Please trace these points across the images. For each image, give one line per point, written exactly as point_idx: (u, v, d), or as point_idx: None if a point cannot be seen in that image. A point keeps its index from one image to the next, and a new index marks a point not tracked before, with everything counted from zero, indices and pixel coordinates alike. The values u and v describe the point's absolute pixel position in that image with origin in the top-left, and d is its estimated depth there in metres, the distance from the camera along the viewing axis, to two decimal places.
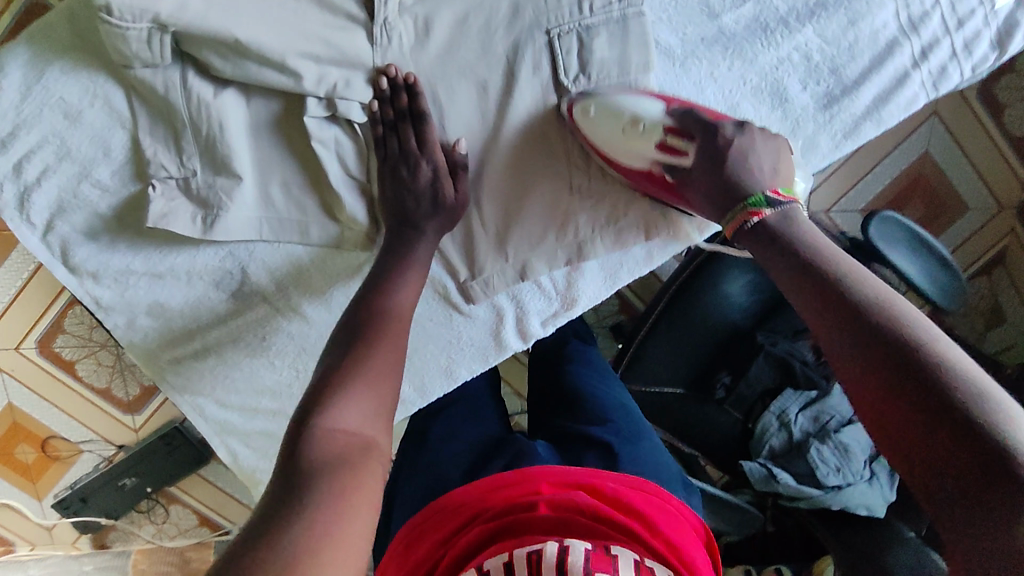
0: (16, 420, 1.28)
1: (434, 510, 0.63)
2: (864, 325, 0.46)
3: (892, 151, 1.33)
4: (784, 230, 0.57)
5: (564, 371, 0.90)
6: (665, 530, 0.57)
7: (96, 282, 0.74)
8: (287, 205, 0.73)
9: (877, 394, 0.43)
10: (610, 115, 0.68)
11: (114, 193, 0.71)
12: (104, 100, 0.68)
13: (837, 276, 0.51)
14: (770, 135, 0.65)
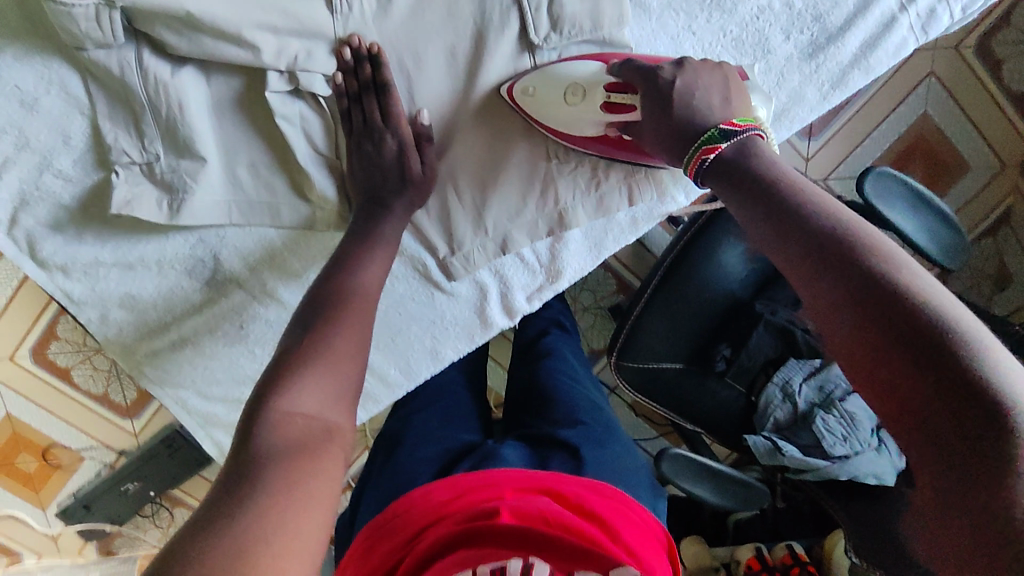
0: (14, 431, 1.27)
1: (404, 507, 0.60)
2: (830, 253, 0.43)
3: (891, 112, 1.29)
4: (746, 163, 0.53)
5: (541, 363, 0.87)
6: (625, 536, 0.57)
7: (65, 276, 0.72)
8: (256, 187, 0.71)
9: (844, 326, 0.40)
10: (551, 84, 0.66)
11: (77, 182, 0.69)
12: (60, 86, 0.65)
13: (798, 203, 0.48)
14: (709, 67, 0.61)
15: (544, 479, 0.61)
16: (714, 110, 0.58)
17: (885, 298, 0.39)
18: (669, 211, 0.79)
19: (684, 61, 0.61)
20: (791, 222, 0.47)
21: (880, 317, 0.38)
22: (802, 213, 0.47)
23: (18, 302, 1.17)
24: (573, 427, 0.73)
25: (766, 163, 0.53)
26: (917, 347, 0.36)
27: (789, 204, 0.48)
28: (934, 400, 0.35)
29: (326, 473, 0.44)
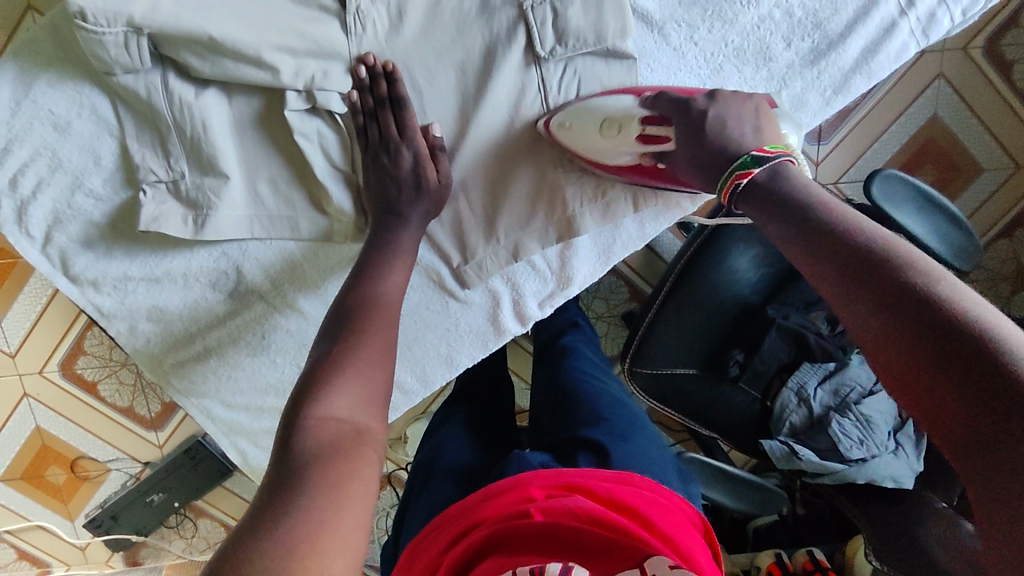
0: (44, 444, 1.31)
1: (433, 525, 0.61)
2: (867, 273, 0.42)
3: (901, 115, 1.29)
4: (779, 186, 0.54)
5: (558, 368, 0.89)
6: (661, 524, 0.58)
7: (96, 290, 0.75)
8: (276, 201, 0.74)
9: (882, 345, 0.39)
10: (586, 116, 0.69)
11: (107, 201, 0.73)
12: (91, 109, 0.69)
13: (835, 224, 0.47)
14: (739, 97, 0.63)
15: (575, 475, 0.62)
16: (747, 137, 0.59)
17: (923, 315, 0.38)
18: (676, 215, 0.80)
19: (716, 92, 0.63)
20: (827, 243, 0.46)
21: (919, 336, 0.37)
22: (837, 233, 0.46)
23: (47, 318, 1.20)
24: (595, 425, 0.74)
25: (800, 186, 0.53)
26: (960, 365, 0.35)
27: (824, 226, 0.48)
28: (979, 419, 0.33)
29: (362, 456, 0.46)
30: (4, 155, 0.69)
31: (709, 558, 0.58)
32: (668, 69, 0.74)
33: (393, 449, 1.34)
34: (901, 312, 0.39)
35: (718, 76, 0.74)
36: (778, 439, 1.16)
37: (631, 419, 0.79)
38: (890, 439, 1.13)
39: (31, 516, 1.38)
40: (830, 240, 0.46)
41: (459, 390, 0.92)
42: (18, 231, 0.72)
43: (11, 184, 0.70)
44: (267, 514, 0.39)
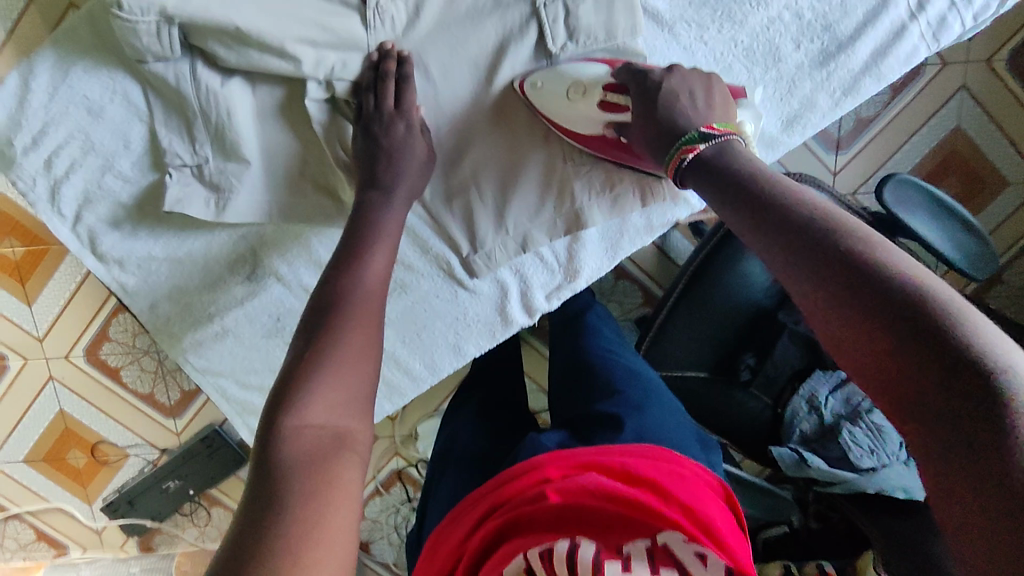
0: (66, 427, 1.35)
1: (457, 513, 0.65)
2: (812, 242, 0.45)
3: (922, 126, 1.29)
4: (718, 159, 0.56)
5: (578, 349, 0.93)
6: (680, 495, 0.59)
7: (122, 268, 0.79)
8: (295, 188, 0.77)
9: (826, 306, 0.43)
10: (556, 81, 0.70)
11: (135, 183, 0.76)
12: (123, 95, 0.72)
13: (779, 194, 0.50)
14: (694, 74, 0.66)
15: (583, 455, 0.64)
16: (695, 112, 0.62)
17: (875, 283, 0.40)
18: (680, 213, 0.82)
19: (674, 64, 0.66)
20: (770, 213, 0.49)
21: (873, 305, 0.40)
22: (781, 203, 0.49)
23: (75, 304, 1.24)
24: (611, 398, 0.78)
25: (744, 158, 0.55)
26: (913, 331, 0.37)
27: (769, 198, 0.50)
28: (938, 384, 0.35)
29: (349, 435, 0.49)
30: (40, 138, 0.72)
31: (729, 523, 0.60)
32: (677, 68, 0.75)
33: (404, 445, 1.36)
34: (851, 281, 0.41)
35: (727, 75, 0.76)
36: (788, 448, 1.14)
37: (648, 386, 0.83)
38: (902, 450, 1.12)
39: (50, 497, 1.42)
40: (774, 209, 0.49)
41: (468, 381, 0.93)
42: (50, 210, 0.76)
43: (46, 165, 0.74)
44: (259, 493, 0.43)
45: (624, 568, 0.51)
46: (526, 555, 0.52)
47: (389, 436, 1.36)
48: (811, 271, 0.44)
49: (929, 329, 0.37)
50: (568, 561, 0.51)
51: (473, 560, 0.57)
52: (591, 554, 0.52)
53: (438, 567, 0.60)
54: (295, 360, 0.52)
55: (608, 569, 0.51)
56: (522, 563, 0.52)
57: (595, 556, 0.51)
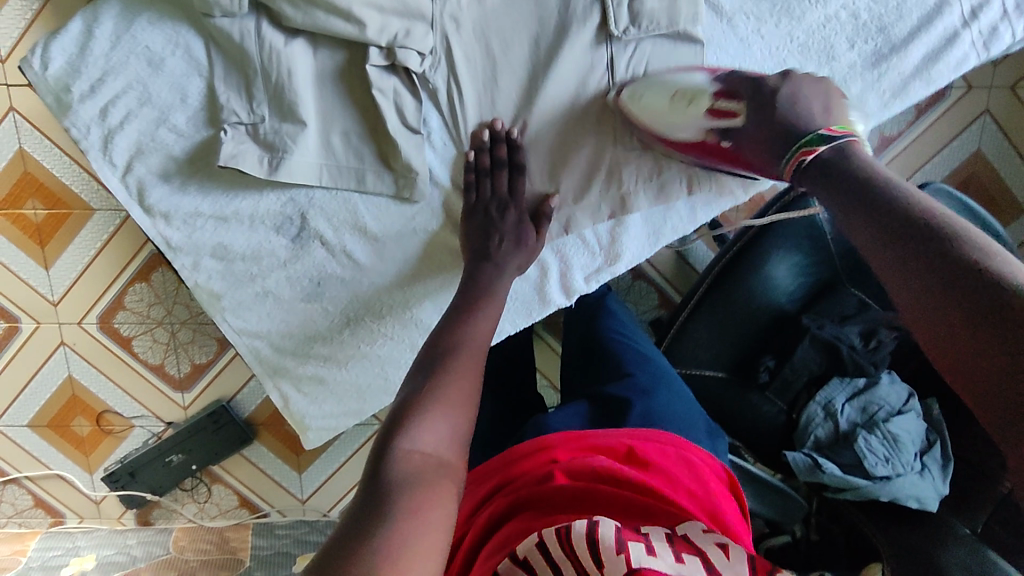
0: (74, 394, 1.32)
1: (467, 484, 0.65)
2: (928, 247, 0.44)
3: (946, 146, 1.29)
4: (838, 162, 0.56)
5: (595, 332, 0.94)
6: (686, 481, 0.62)
7: (167, 223, 0.79)
8: (346, 153, 0.77)
9: (924, 301, 0.42)
10: (658, 90, 0.72)
11: (188, 137, 0.76)
12: (185, 49, 0.73)
13: (901, 200, 0.49)
14: (814, 81, 0.65)
15: (588, 438, 0.66)
16: (809, 117, 0.62)
17: (980, 286, 0.40)
18: (726, 205, 0.83)
19: (789, 72, 0.66)
20: (889, 216, 0.48)
21: (979, 310, 0.39)
22: (901, 206, 0.49)
23: (92, 270, 1.21)
24: (620, 381, 0.81)
25: (867, 166, 0.55)
26: (1018, 337, 0.36)
27: (887, 202, 0.50)
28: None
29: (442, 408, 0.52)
30: (98, 86, 0.73)
31: (731, 509, 0.62)
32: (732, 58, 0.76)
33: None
34: (962, 286, 0.40)
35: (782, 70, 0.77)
36: (802, 452, 1.13)
37: (658, 372, 0.84)
38: (916, 460, 1.08)
39: (52, 464, 1.39)
40: (893, 212, 0.48)
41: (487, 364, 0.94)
42: (101, 158, 0.76)
43: (101, 113, 0.74)
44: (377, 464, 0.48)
45: (648, 550, 0.47)
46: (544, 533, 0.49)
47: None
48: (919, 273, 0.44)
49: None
50: (590, 545, 0.47)
51: (479, 537, 0.56)
52: (612, 531, 0.48)
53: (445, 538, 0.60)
54: None
55: (632, 547, 0.47)
56: (535, 541, 0.49)
57: (616, 534, 0.48)
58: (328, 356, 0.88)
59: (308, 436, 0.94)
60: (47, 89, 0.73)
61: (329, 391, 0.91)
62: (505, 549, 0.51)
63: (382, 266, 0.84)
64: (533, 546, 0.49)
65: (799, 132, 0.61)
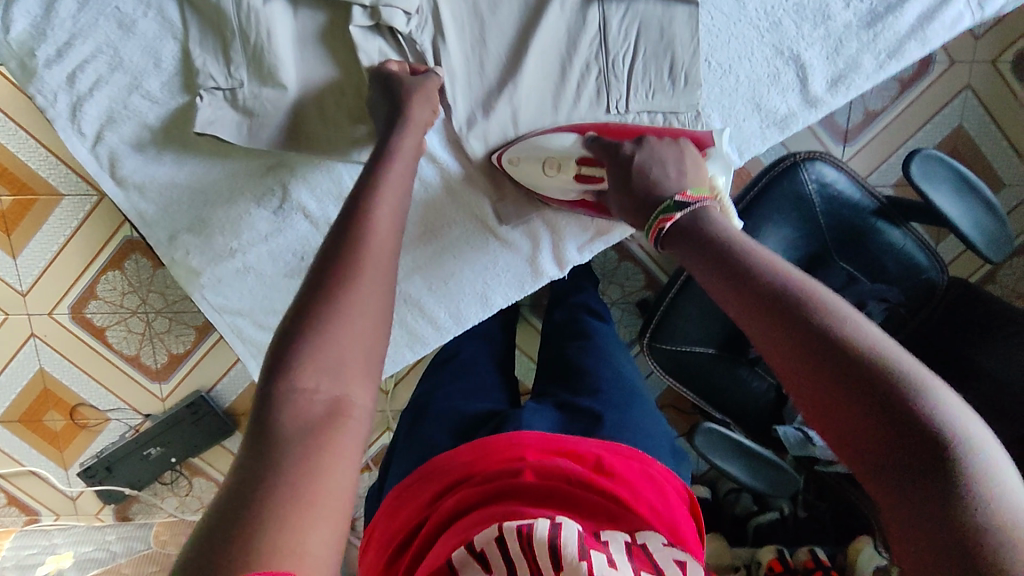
0: (45, 387, 1.27)
1: (422, 472, 0.62)
2: (790, 314, 0.40)
3: (925, 124, 1.23)
4: (697, 225, 0.53)
5: (567, 350, 0.83)
6: (647, 492, 0.57)
7: (142, 195, 0.75)
8: (329, 120, 0.74)
9: (797, 375, 0.39)
10: (533, 158, 0.76)
11: (163, 104, 0.73)
12: (157, 9, 0.69)
13: (752, 259, 0.46)
14: (665, 146, 0.68)
15: (561, 437, 0.62)
16: (669, 180, 0.62)
17: (854, 366, 0.36)
18: None
19: (643, 139, 0.69)
20: (742, 280, 0.45)
21: (824, 369, 0.37)
22: (753, 266, 0.45)
23: (61, 256, 1.16)
24: (591, 395, 0.73)
25: (719, 226, 0.52)
26: (884, 413, 0.35)
27: (740, 260, 0.46)
28: (913, 478, 0.33)
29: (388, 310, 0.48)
30: (66, 50, 0.69)
31: (690, 531, 0.58)
32: (727, 18, 0.75)
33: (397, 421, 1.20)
34: (822, 362, 0.37)
35: (777, 30, 0.76)
36: (793, 427, 1.10)
37: (629, 390, 0.77)
38: None
39: (24, 460, 1.33)
40: (745, 275, 0.45)
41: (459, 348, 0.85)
42: (70, 127, 0.72)
43: (69, 79, 0.70)
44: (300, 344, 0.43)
45: (610, 562, 0.45)
46: (505, 526, 0.46)
47: (381, 411, 1.21)
48: (777, 346, 0.40)
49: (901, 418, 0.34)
50: (552, 553, 0.45)
51: (434, 531, 0.53)
52: (575, 544, 0.46)
53: (402, 523, 0.58)
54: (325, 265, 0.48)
55: (594, 556, 0.45)
56: (495, 534, 0.47)
57: (579, 542, 0.46)
58: None
59: None
60: (9, 53, 0.69)
61: None
62: (462, 538, 0.49)
63: None
64: (491, 539, 0.46)
65: (655, 200, 0.60)
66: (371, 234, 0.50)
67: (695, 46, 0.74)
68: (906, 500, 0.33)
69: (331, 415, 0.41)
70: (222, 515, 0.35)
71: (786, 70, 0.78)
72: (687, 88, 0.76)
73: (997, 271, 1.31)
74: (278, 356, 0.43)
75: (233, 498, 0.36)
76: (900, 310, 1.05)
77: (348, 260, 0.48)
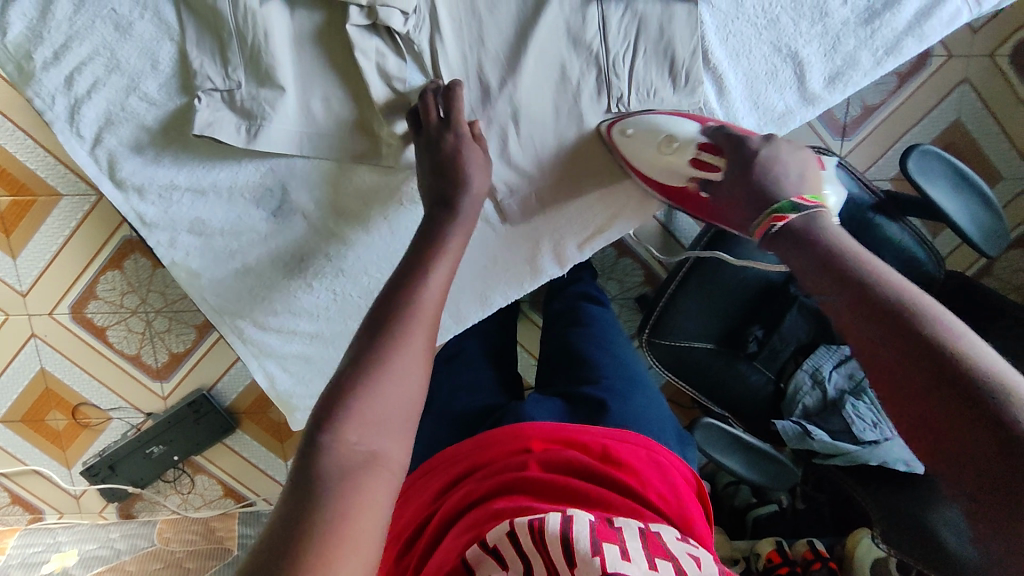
0: (47, 386, 1.27)
1: (436, 464, 0.65)
2: (892, 320, 0.45)
3: (922, 118, 1.23)
4: (809, 230, 0.58)
5: (568, 335, 0.85)
6: (656, 483, 0.58)
7: (141, 198, 0.76)
8: (328, 121, 0.74)
9: (891, 370, 0.43)
10: (649, 135, 0.76)
11: (161, 106, 0.73)
12: (154, 11, 0.69)
13: (870, 275, 0.50)
14: (794, 150, 0.69)
15: (566, 427, 0.63)
16: (787, 183, 0.65)
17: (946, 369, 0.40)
18: None
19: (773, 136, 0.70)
20: (854, 294, 0.49)
21: (918, 367, 0.42)
22: (870, 280, 0.49)
23: (62, 257, 1.16)
24: (595, 382, 0.74)
25: (832, 238, 0.57)
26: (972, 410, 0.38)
27: (852, 272, 0.51)
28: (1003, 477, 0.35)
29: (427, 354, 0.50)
30: (63, 53, 0.69)
31: (702, 516, 0.59)
32: (725, 15, 0.75)
33: None
34: (931, 371, 0.41)
35: (775, 27, 0.76)
36: (791, 420, 1.10)
37: (632, 375, 0.78)
38: None
39: (28, 459, 1.34)
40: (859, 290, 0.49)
41: (459, 346, 0.85)
42: (68, 130, 0.72)
43: (67, 81, 0.70)
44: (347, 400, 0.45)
45: (622, 554, 0.45)
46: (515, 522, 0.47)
47: None
48: (884, 352, 0.44)
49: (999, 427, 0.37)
50: (564, 546, 0.45)
51: (444, 526, 0.55)
52: (586, 533, 0.46)
53: (410, 519, 0.60)
54: None
55: (606, 549, 0.45)
56: (507, 529, 0.48)
57: (591, 535, 0.46)
58: (314, 333, 0.87)
59: (298, 415, 0.93)
60: (6, 56, 0.69)
61: (316, 368, 0.90)
62: (475, 534, 0.50)
63: (369, 239, 0.82)
64: (503, 536, 0.48)
65: (770, 199, 0.64)
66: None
67: (694, 43, 0.74)
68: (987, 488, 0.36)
69: (359, 445, 0.43)
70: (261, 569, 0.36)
71: (783, 67, 0.78)
72: (688, 86, 0.77)
73: (992, 264, 1.31)
74: (327, 405, 0.45)
75: (280, 538, 0.38)
76: None
77: None
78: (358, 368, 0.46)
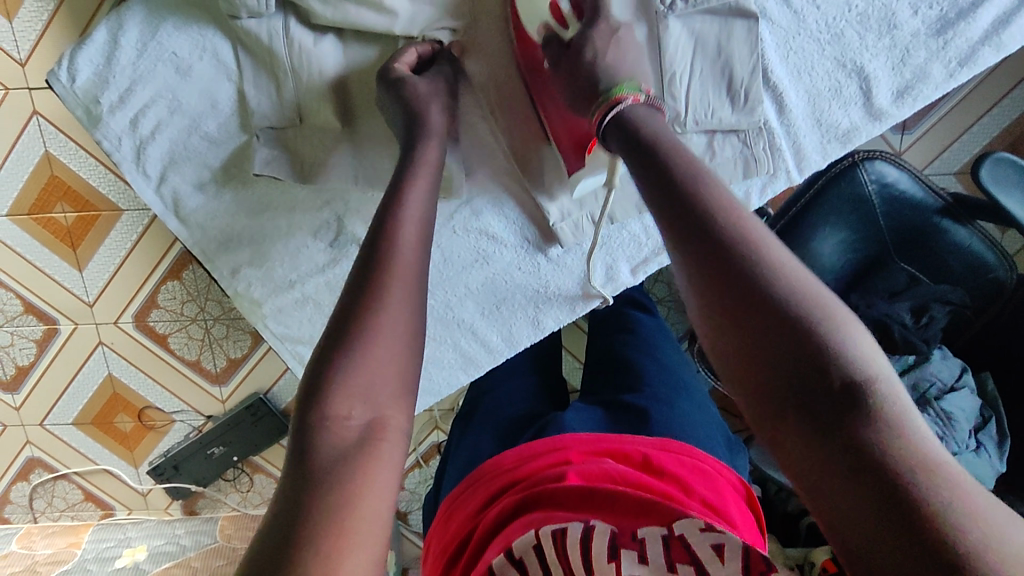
0: (115, 391, 1.31)
1: (473, 479, 0.63)
2: (727, 259, 0.42)
3: (992, 108, 1.14)
4: (641, 126, 0.53)
5: (614, 342, 0.84)
6: (701, 490, 0.56)
7: (203, 232, 0.78)
8: (378, 153, 0.74)
9: (734, 321, 0.41)
10: None
11: (221, 144, 0.74)
12: (212, 53, 0.70)
13: (699, 191, 0.45)
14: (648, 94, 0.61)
15: (611, 439, 0.62)
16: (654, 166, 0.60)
17: (786, 323, 0.39)
18: (782, 187, 0.81)
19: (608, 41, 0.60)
20: (683, 212, 0.45)
21: (764, 317, 0.40)
22: (691, 184, 0.46)
23: (121, 274, 1.17)
24: (636, 390, 0.73)
25: (655, 133, 0.52)
26: (812, 368, 0.38)
27: (680, 184, 0.46)
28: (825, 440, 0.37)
29: (419, 336, 0.48)
30: (128, 96, 0.71)
31: (746, 521, 0.56)
32: (786, 32, 0.72)
33: (445, 421, 1.23)
34: (775, 321, 0.40)
35: (839, 42, 0.73)
36: None
37: (678, 380, 0.76)
38: (971, 437, 0.92)
39: (99, 459, 1.38)
40: (686, 206, 0.45)
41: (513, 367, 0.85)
42: (134, 170, 0.74)
43: (132, 124, 0.72)
44: (340, 362, 0.44)
45: (640, 561, 0.45)
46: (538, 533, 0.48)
47: (428, 411, 1.23)
48: (730, 309, 0.41)
49: (816, 356, 0.38)
50: (583, 556, 0.46)
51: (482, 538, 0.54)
52: (604, 543, 0.46)
53: (451, 532, 0.59)
54: (341, 319, 0.46)
55: (624, 558, 0.45)
56: (532, 541, 0.48)
57: (609, 544, 0.46)
58: None
59: None
60: (76, 102, 0.71)
61: None
62: (503, 543, 0.50)
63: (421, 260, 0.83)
64: (528, 544, 0.48)
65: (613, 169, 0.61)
66: (399, 254, 0.49)
67: (755, 61, 0.71)
68: (811, 449, 0.37)
69: (368, 440, 0.42)
70: (274, 538, 0.37)
71: (848, 83, 0.76)
72: (747, 106, 0.74)
73: None
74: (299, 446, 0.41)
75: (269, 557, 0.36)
76: (963, 311, 0.99)
77: (366, 303, 0.46)
78: (347, 341, 0.44)
